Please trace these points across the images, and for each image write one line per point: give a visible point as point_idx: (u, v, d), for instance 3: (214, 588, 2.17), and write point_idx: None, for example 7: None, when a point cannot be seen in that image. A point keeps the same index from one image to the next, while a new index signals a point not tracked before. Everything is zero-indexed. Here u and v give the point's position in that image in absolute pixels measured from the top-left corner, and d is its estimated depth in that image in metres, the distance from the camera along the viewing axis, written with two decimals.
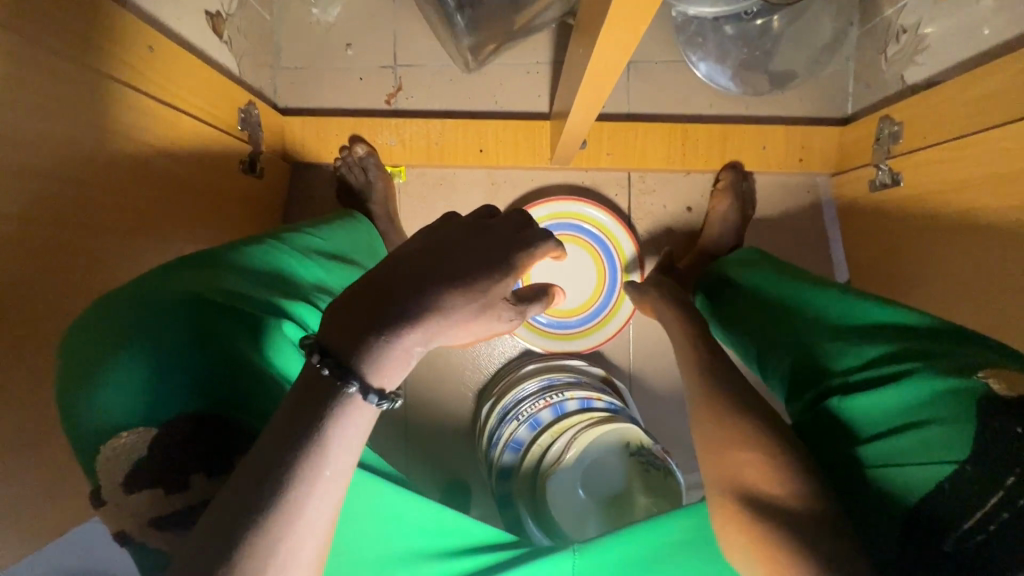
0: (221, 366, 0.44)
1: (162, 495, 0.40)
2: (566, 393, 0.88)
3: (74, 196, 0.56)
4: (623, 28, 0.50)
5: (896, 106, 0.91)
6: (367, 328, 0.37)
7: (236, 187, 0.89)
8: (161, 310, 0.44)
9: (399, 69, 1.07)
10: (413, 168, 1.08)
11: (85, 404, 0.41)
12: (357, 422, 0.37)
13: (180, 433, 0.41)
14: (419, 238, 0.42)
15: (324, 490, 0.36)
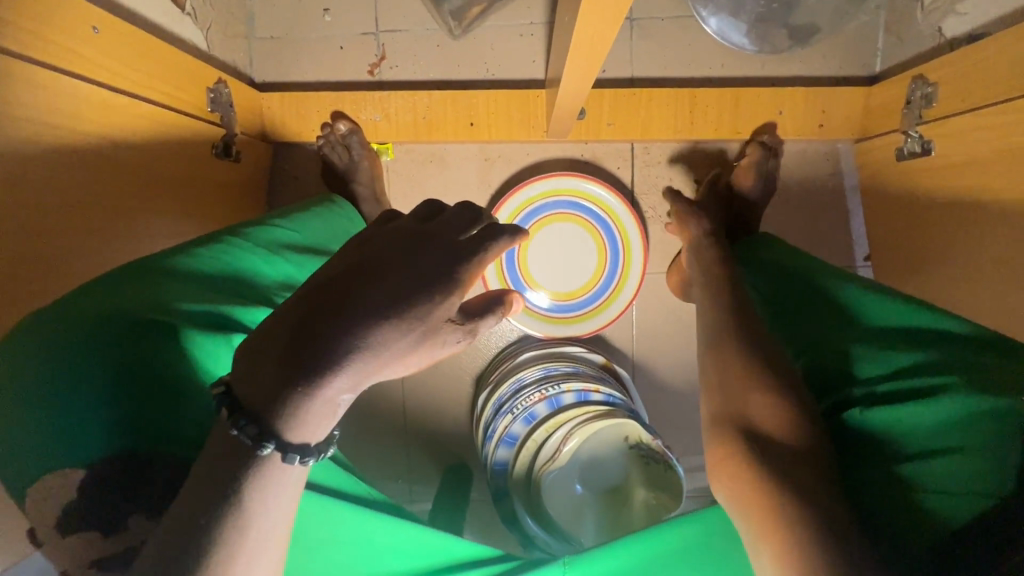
0: (158, 393, 0.42)
1: (98, 538, 0.39)
2: (563, 384, 0.82)
3: (13, 200, 0.52)
4: None
5: (931, 63, 0.81)
6: (283, 379, 0.33)
7: (207, 173, 0.84)
8: (88, 332, 0.41)
9: (382, 36, 0.99)
10: (400, 144, 1.01)
11: (16, 439, 0.38)
12: (280, 482, 0.34)
13: (110, 474, 0.39)
14: (352, 252, 0.37)
15: (252, 552, 0.34)
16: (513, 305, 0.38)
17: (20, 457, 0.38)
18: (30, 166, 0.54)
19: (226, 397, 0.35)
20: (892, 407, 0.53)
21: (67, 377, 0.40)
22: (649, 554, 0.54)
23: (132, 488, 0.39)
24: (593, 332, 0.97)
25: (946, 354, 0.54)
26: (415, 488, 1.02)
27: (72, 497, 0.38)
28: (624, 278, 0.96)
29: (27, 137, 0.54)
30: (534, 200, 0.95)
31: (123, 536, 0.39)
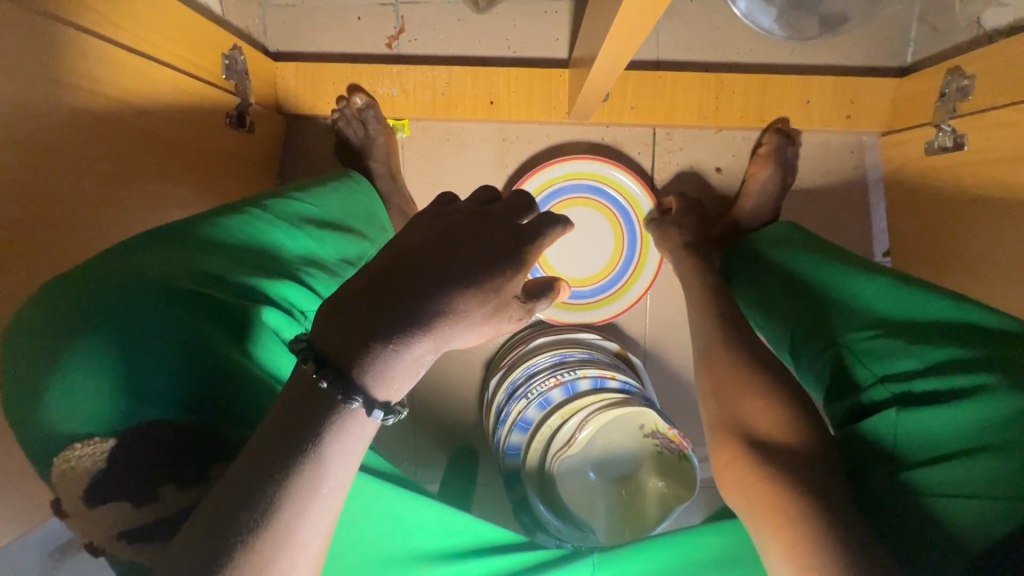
0: (189, 362, 0.41)
1: (130, 509, 0.36)
2: (578, 370, 0.80)
3: (30, 160, 0.50)
4: None
5: (969, 56, 0.79)
6: (368, 337, 0.32)
7: (222, 143, 0.82)
8: (118, 300, 0.40)
9: (401, 7, 0.96)
10: (417, 121, 0.99)
11: (41, 407, 0.36)
12: (358, 438, 0.33)
13: (141, 446, 0.37)
14: (424, 223, 0.37)
15: (310, 527, 0.32)
16: (565, 291, 0.37)
17: (42, 426, 0.36)
18: (48, 127, 0.52)
19: (308, 350, 0.34)
20: (929, 409, 0.51)
21: (92, 342, 0.38)
22: (678, 558, 0.55)
23: (170, 454, 0.37)
24: (611, 317, 0.96)
25: (986, 351, 0.52)
26: (422, 470, 1.01)
27: (104, 460, 0.36)
28: (641, 267, 0.95)
29: (44, 96, 0.52)
30: (556, 182, 0.93)
31: (157, 503, 0.37)
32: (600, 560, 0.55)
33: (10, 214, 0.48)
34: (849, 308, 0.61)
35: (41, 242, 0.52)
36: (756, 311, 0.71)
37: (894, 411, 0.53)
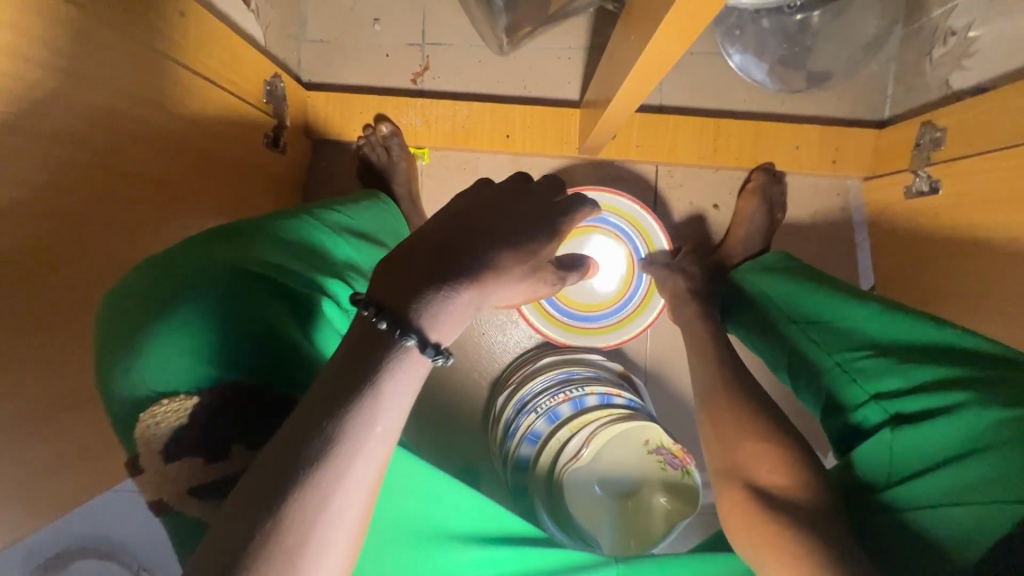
0: (262, 334, 0.43)
1: (201, 465, 0.38)
2: (586, 387, 0.84)
3: (96, 161, 0.54)
4: (689, 14, 0.49)
5: (939, 112, 0.88)
6: (423, 286, 0.36)
7: (257, 161, 0.87)
8: (199, 275, 0.44)
9: (427, 48, 1.04)
10: (436, 150, 1.06)
11: (132, 367, 0.39)
12: (410, 379, 0.36)
13: (221, 405, 0.39)
14: (466, 199, 0.42)
15: (360, 472, 0.34)
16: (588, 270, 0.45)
17: (130, 385, 0.39)
18: (117, 132, 0.57)
19: (364, 300, 0.37)
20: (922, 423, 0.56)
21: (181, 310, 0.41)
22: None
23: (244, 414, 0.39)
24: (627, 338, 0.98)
25: (964, 368, 0.57)
26: None
27: (186, 416, 0.38)
28: (644, 303, 0.99)
29: (118, 105, 0.57)
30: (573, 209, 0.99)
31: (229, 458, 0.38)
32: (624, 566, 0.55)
33: (71, 207, 0.52)
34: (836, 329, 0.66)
35: (91, 235, 0.55)
36: (757, 338, 0.77)
37: (889, 429, 0.57)
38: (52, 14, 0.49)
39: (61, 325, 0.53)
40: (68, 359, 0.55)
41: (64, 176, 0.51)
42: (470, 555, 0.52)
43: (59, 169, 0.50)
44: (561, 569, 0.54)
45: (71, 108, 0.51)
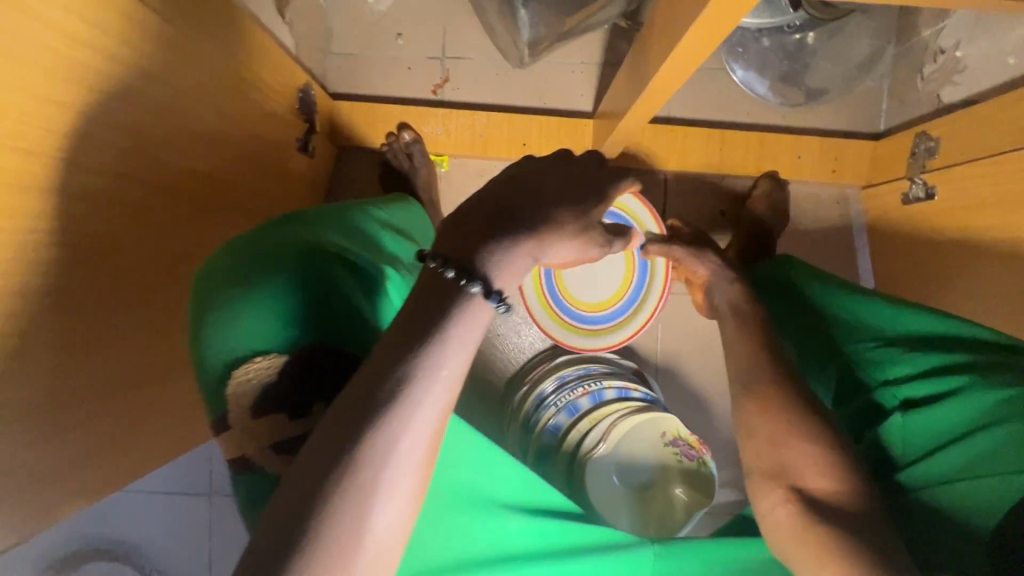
0: (338, 304, 0.48)
1: (286, 420, 0.42)
2: (604, 381, 0.89)
3: (150, 153, 0.57)
4: (713, 24, 0.54)
5: (933, 123, 0.94)
6: (488, 236, 0.42)
7: (289, 164, 0.91)
8: (283, 251, 0.49)
9: (447, 61, 1.09)
10: (455, 158, 1.11)
11: (230, 328, 0.44)
12: (471, 330, 0.40)
13: (306, 364, 0.44)
14: (518, 170, 0.48)
15: (429, 408, 0.38)
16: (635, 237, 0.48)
17: (222, 347, 0.44)
18: (173, 128, 0.60)
19: (428, 257, 0.42)
20: (933, 407, 0.59)
21: (267, 284, 0.46)
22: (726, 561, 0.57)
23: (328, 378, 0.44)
24: (643, 326, 0.96)
25: (969, 356, 0.61)
26: None
27: (274, 373, 0.43)
28: (647, 296, 0.96)
29: (176, 102, 0.60)
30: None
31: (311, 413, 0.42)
32: (660, 548, 0.57)
33: (125, 195, 0.55)
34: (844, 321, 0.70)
35: (143, 225, 0.58)
36: None
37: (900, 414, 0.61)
38: (125, 17, 0.52)
39: (118, 307, 0.56)
40: (125, 343, 0.58)
41: (124, 166, 0.54)
42: (523, 522, 0.55)
43: (119, 158, 0.53)
44: (595, 545, 0.56)
45: (138, 105, 0.54)
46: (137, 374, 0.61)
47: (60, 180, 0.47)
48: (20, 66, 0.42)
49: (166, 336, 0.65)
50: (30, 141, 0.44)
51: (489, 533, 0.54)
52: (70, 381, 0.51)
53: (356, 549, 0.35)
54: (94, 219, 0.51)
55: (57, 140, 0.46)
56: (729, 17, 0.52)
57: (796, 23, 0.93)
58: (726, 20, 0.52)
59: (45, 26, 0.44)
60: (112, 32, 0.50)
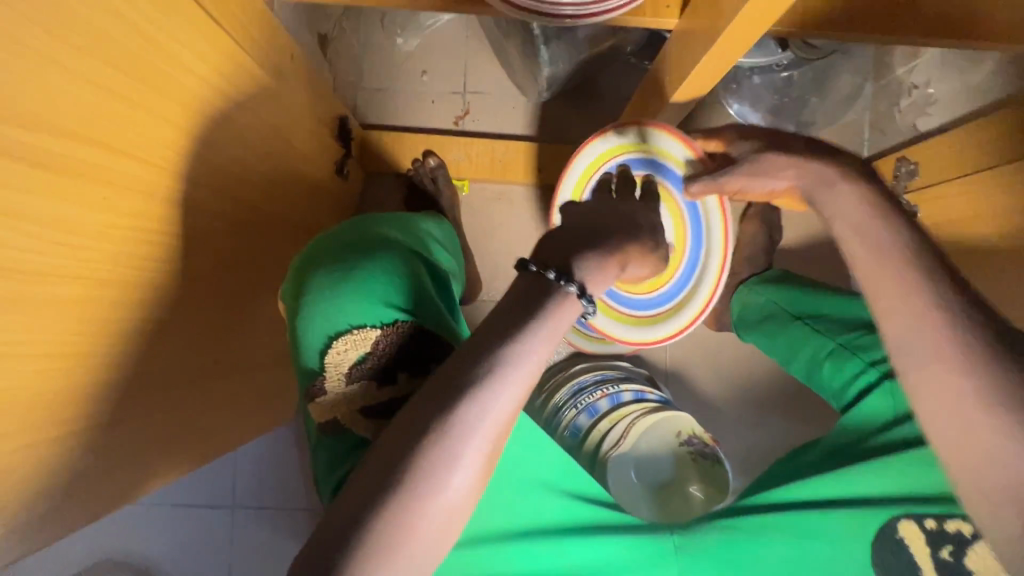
0: (406, 299, 0.61)
1: (374, 388, 0.58)
2: (621, 385, 0.95)
3: (218, 164, 0.64)
4: (727, 52, 0.63)
5: (911, 149, 1.04)
6: (582, 250, 0.54)
7: (327, 185, 0.99)
8: (363, 256, 0.62)
9: (468, 95, 1.19)
10: (474, 182, 1.19)
11: (324, 313, 0.59)
12: (563, 317, 0.50)
13: (382, 345, 0.58)
14: (589, 210, 0.61)
15: (512, 391, 0.46)
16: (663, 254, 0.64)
17: (325, 322, 0.59)
18: (237, 144, 0.67)
19: (530, 262, 0.52)
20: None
21: (361, 274, 0.61)
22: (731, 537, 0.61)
23: (409, 355, 0.59)
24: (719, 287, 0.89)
25: None
26: None
27: (367, 351, 0.58)
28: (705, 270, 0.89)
29: (241, 122, 0.68)
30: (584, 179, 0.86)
31: (393, 387, 0.58)
32: (681, 537, 0.61)
33: (194, 200, 0.61)
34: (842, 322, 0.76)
35: (207, 229, 0.64)
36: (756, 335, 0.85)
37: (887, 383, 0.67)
38: (206, 45, 0.60)
39: (182, 301, 0.61)
40: (190, 333, 0.63)
41: (195, 174, 0.60)
42: (559, 506, 0.60)
43: (193, 166, 0.60)
44: (621, 526, 0.61)
45: (215, 121, 0.62)
46: (195, 365, 0.66)
47: (153, 182, 0.54)
48: (135, 83, 0.50)
49: (219, 331, 0.70)
50: (137, 147, 0.51)
51: (530, 508, 0.60)
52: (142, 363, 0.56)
53: (439, 494, 0.44)
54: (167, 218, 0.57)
55: (155, 148, 0.54)
56: (743, 41, 0.60)
57: (784, 61, 1.04)
58: (741, 45, 0.62)
59: (152, 51, 0.51)
60: (200, 58, 0.59)
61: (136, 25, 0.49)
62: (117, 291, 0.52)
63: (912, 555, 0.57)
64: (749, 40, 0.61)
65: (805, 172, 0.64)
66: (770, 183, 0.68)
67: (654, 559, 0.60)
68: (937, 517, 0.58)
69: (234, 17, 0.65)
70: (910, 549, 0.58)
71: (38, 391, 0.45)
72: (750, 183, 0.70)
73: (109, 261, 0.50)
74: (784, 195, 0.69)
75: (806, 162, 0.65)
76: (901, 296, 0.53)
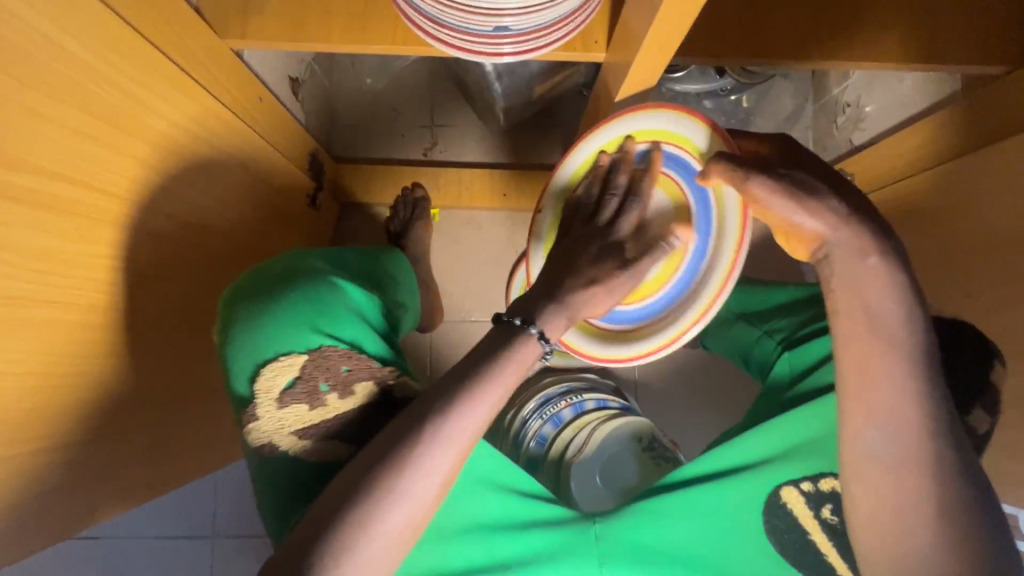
0: (321, 324, 0.61)
1: (305, 410, 0.58)
2: (584, 394, 1.01)
3: (189, 199, 0.69)
4: (648, 71, 0.69)
5: (848, 162, 1.11)
6: (543, 297, 0.60)
7: (300, 216, 1.04)
8: (292, 285, 0.64)
9: (435, 127, 1.26)
10: (444, 210, 1.25)
11: (250, 340, 0.60)
12: (527, 354, 0.55)
13: (303, 367, 0.59)
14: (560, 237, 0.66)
15: (478, 413, 0.50)
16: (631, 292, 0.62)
17: (254, 349, 0.60)
18: (207, 179, 0.73)
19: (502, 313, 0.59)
20: (809, 341, 0.69)
21: (288, 302, 0.62)
22: (650, 512, 0.61)
23: (338, 376, 0.59)
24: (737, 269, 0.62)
25: None
26: None
27: (296, 375, 0.58)
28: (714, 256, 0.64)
29: (211, 159, 0.73)
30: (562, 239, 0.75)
31: (325, 408, 0.59)
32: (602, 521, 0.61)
33: (168, 232, 0.66)
34: (771, 309, 0.80)
35: (179, 258, 0.69)
36: (714, 337, 0.89)
37: (785, 354, 0.71)
38: (175, 92, 0.66)
39: (155, 326, 0.65)
40: (161, 355, 0.67)
41: (168, 207, 0.66)
42: (492, 502, 0.62)
43: (165, 201, 0.65)
44: (546, 517, 0.62)
45: (186, 159, 0.68)
46: (168, 386, 0.70)
47: (126, 216, 0.59)
48: (110, 128, 0.56)
49: (193, 355, 0.74)
50: (113, 185, 0.57)
51: (464, 502, 0.61)
52: (114, 385, 0.60)
53: (398, 506, 0.47)
54: (141, 249, 0.62)
55: (130, 185, 0.59)
56: (657, 60, 0.66)
57: (727, 86, 1.12)
58: (658, 63, 0.68)
59: (126, 98, 0.58)
60: (171, 104, 0.65)
61: (111, 77, 0.55)
62: (92, 315, 0.56)
63: (794, 517, 0.59)
64: (662, 62, 0.68)
65: (844, 225, 0.53)
66: (801, 216, 0.54)
67: (575, 547, 0.60)
68: (813, 479, 0.60)
69: (204, 67, 0.73)
70: (792, 512, 0.60)
71: (17, 408, 0.49)
72: (787, 200, 0.53)
73: (85, 287, 0.55)
74: (801, 234, 0.55)
75: (843, 207, 0.54)
76: (868, 326, 0.52)
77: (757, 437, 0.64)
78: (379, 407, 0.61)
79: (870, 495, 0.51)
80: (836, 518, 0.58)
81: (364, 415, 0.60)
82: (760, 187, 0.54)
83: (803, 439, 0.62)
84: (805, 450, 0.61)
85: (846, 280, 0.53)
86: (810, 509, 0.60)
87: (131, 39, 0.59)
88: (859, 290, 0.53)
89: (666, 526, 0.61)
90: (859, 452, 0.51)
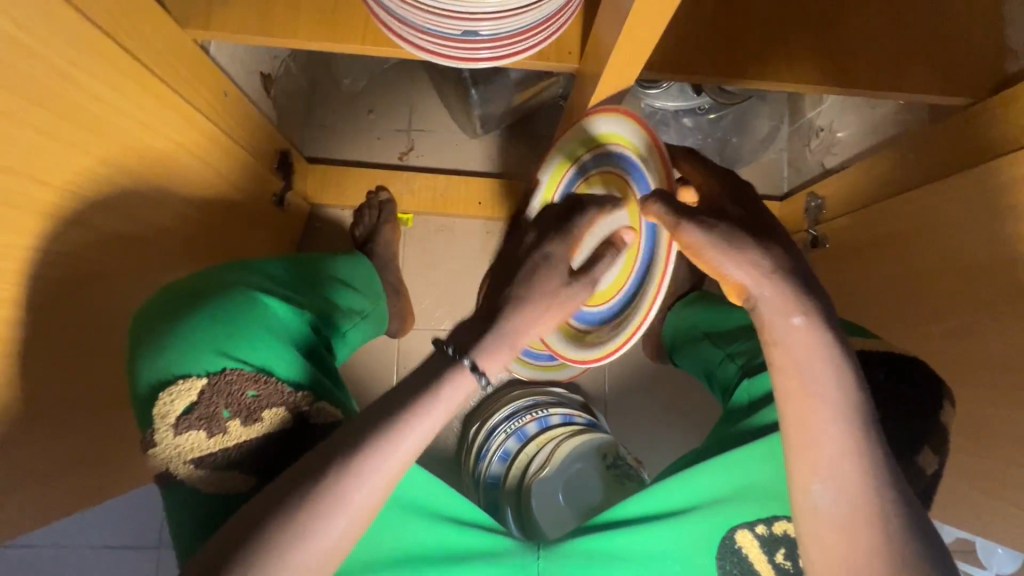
0: (226, 348, 0.59)
1: (203, 436, 0.56)
2: (550, 409, 0.99)
3: (136, 193, 0.66)
4: (620, 78, 0.68)
5: (818, 185, 1.12)
6: (474, 331, 0.56)
7: (265, 216, 1.01)
8: (205, 304, 0.61)
9: (413, 132, 1.24)
10: (418, 216, 1.22)
11: (153, 359, 0.57)
12: (461, 382, 0.53)
13: (201, 392, 0.56)
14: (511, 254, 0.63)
15: (393, 449, 0.49)
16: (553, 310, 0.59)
17: (155, 368, 0.57)
18: (158, 173, 0.69)
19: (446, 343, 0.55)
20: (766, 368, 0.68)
21: (196, 320, 0.60)
22: (601, 547, 0.60)
23: (240, 402, 0.57)
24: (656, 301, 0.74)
25: None
26: None
27: (192, 402, 0.56)
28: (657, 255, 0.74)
29: (166, 154, 0.70)
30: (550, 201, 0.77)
31: (223, 435, 0.56)
32: (547, 553, 0.60)
33: (111, 226, 0.63)
34: (737, 330, 0.79)
35: (121, 255, 0.65)
36: (680, 354, 0.88)
37: (744, 381, 0.69)
38: (128, 83, 0.63)
39: (91, 327, 0.62)
40: (98, 357, 0.64)
41: (113, 202, 0.62)
42: (426, 529, 0.59)
43: (109, 195, 0.62)
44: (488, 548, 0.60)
45: (135, 152, 0.64)
46: (104, 391, 0.66)
47: (66, 209, 0.56)
48: (43, 112, 0.52)
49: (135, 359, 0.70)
50: (46, 172, 0.53)
51: (396, 530, 0.59)
52: (42, 389, 0.56)
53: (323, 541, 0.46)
54: (82, 244, 0.58)
55: (66, 174, 0.56)
56: (630, 66, 0.66)
57: (704, 106, 1.12)
58: (630, 70, 0.67)
59: (71, 86, 0.55)
60: (120, 93, 0.62)
61: (48, 60, 0.52)
62: (23, 315, 0.53)
63: (749, 562, 0.59)
64: (632, 72, 0.67)
65: (768, 281, 0.55)
66: (732, 267, 0.56)
67: None
68: (766, 522, 0.60)
69: (160, 56, 0.70)
70: (747, 555, 0.59)
71: None
72: (719, 247, 0.56)
73: (9, 282, 0.51)
74: (729, 284, 0.57)
75: (766, 262, 0.55)
76: (801, 381, 0.52)
77: (712, 470, 0.61)
78: (285, 435, 0.59)
79: (824, 547, 0.50)
80: (789, 562, 0.58)
81: (266, 444, 0.58)
82: (690, 234, 0.57)
83: (755, 480, 0.61)
84: (755, 491, 0.61)
85: (775, 337, 0.54)
86: (764, 552, 0.59)
87: (77, 24, 0.56)
88: (792, 343, 0.53)
89: (619, 563, 0.60)
90: (805, 506, 0.51)
